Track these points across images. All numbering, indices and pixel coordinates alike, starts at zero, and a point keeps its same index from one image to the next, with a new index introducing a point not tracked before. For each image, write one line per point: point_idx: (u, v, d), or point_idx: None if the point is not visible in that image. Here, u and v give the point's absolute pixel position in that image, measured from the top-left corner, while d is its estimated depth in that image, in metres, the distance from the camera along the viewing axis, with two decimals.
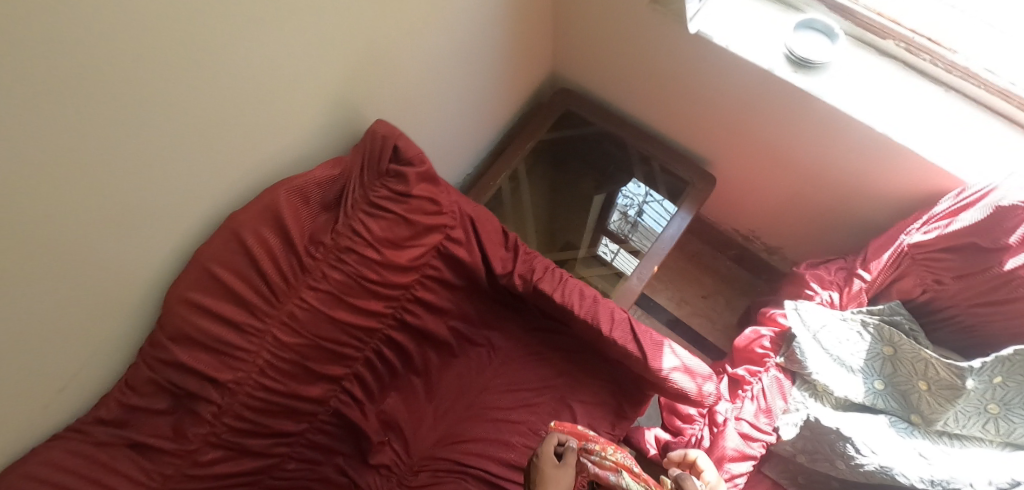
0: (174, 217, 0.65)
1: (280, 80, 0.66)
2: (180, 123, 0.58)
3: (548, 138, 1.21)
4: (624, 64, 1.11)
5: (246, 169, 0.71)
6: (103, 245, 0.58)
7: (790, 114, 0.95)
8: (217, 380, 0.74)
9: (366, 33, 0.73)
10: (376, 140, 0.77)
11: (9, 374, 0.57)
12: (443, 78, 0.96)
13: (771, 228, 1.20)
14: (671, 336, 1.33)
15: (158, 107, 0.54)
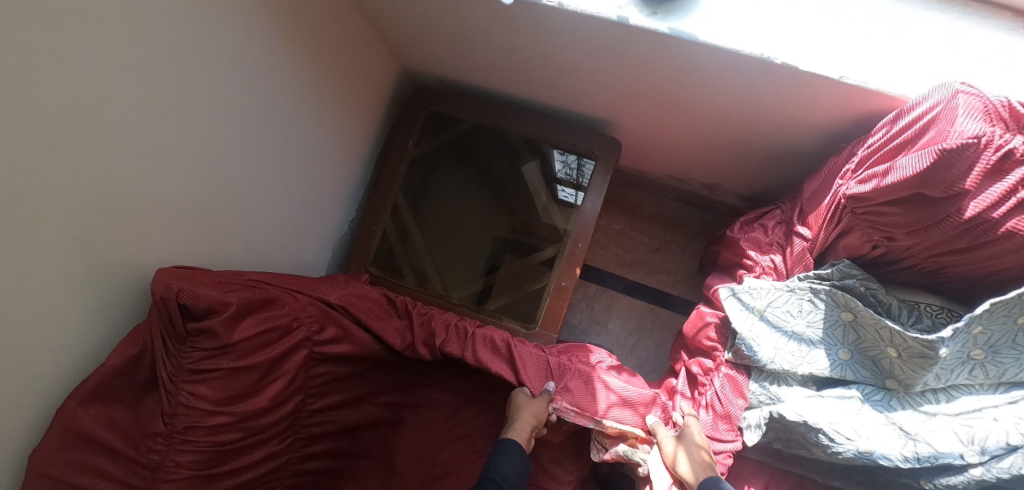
0: None
1: None
2: None
3: (419, 151, 1.01)
4: (462, 42, 0.88)
5: (12, 408, 0.58)
6: None
7: (664, 59, 0.73)
8: None
9: (72, 196, 0.56)
10: (161, 305, 0.63)
11: None
12: (240, 159, 0.77)
13: (703, 168, 1.00)
14: (632, 305, 1.18)
15: None
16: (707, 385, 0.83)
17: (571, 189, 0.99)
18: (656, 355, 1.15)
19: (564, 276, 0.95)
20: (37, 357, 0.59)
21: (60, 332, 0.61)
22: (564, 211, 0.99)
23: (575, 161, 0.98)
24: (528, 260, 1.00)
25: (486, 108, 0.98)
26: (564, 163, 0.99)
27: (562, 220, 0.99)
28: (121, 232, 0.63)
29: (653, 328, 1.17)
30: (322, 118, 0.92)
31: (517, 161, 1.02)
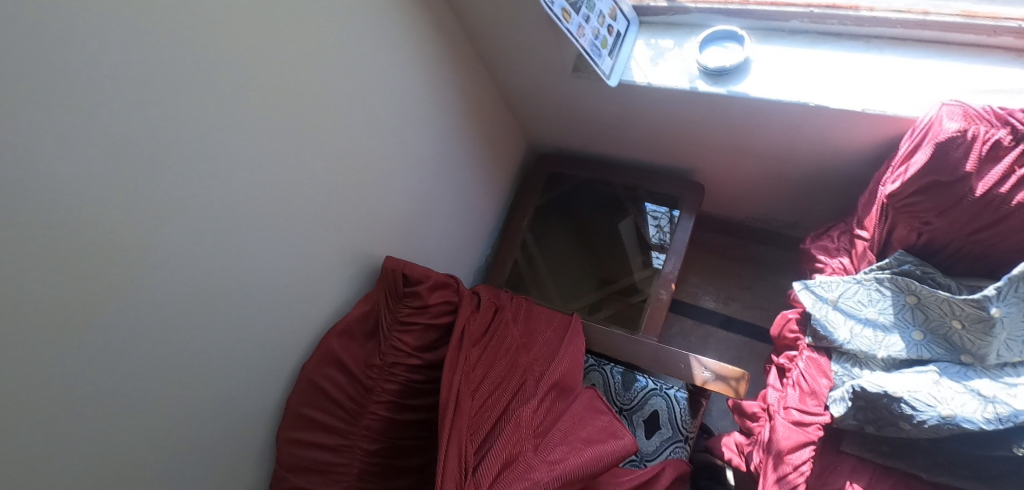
0: (261, 387, 0.88)
1: (301, 264, 0.89)
2: (243, 324, 0.81)
3: (543, 202, 1.36)
4: (578, 122, 1.25)
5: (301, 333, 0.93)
6: (216, 422, 0.81)
7: (726, 114, 1.01)
8: None
9: (351, 201, 0.96)
10: (392, 273, 0.99)
11: None
12: (428, 198, 1.16)
13: (777, 205, 1.22)
14: (727, 338, 1.32)
15: (225, 319, 0.78)
16: (795, 369, 0.99)
17: (660, 252, 1.21)
18: (756, 381, 1.26)
19: (662, 291, 1.14)
20: (319, 300, 0.95)
21: (328, 291, 0.96)
22: (649, 275, 1.22)
23: (668, 219, 1.24)
24: (619, 303, 1.25)
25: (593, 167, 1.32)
26: (657, 229, 1.26)
27: (648, 283, 1.21)
28: (364, 230, 1.01)
29: (752, 358, 1.29)
30: (477, 178, 1.30)
31: (614, 223, 1.35)
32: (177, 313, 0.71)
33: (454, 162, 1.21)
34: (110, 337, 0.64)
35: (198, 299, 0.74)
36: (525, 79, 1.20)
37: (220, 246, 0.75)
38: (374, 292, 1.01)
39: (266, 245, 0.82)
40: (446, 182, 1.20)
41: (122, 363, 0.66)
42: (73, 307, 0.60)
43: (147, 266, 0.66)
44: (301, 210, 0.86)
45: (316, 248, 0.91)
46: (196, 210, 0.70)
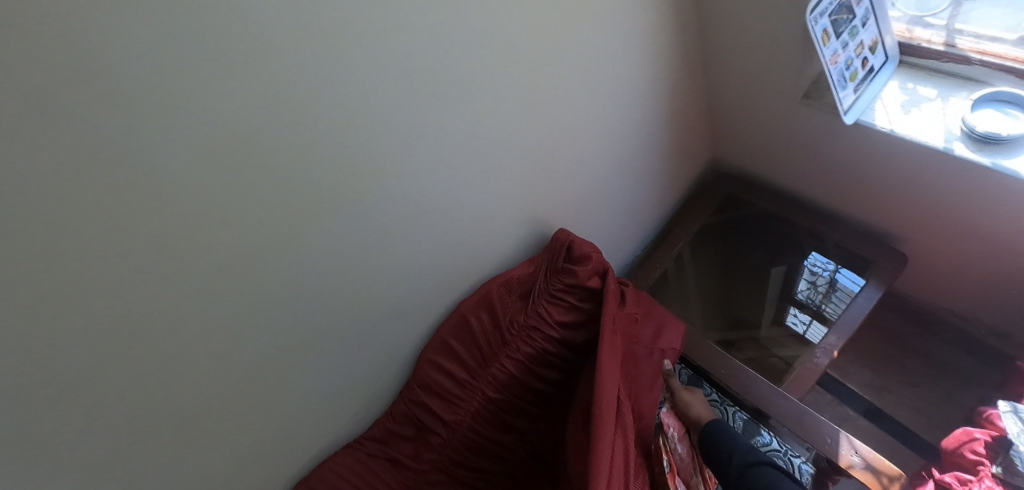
0: (420, 310, 0.97)
1: (486, 212, 0.96)
2: (428, 249, 0.90)
3: (712, 222, 1.30)
4: (784, 152, 1.16)
5: (465, 274, 1.01)
6: (379, 327, 0.91)
7: (972, 186, 0.89)
8: (443, 419, 1.01)
9: (544, 167, 1.01)
10: (560, 243, 1.02)
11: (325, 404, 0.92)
12: (604, 185, 1.17)
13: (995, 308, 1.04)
14: (871, 429, 1.17)
15: (417, 241, 0.87)
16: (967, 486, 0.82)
17: (818, 323, 1.11)
18: None
19: (812, 354, 1.04)
20: (489, 250, 1.02)
21: (495, 242, 1.02)
22: (801, 343, 1.11)
23: (827, 281, 1.15)
24: (749, 346, 1.21)
25: (781, 201, 1.23)
26: (809, 285, 1.19)
27: (785, 345, 1.15)
28: (542, 196, 1.05)
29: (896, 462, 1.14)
30: (655, 178, 1.28)
31: (770, 264, 1.27)
32: (387, 220, 0.81)
33: (641, 156, 1.20)
34: (342, 224, 0.75)
35: (407, 213, 0.83)
36: (741, 93, 1.14)
37: (437, 173, 0.83)
38: (538, 255, 1.05)
39: (466, 184, 0.89)
40: (627, 174, 1.20)
41: (341, 246, 0.77)
42: (333, 191, 0.71)
43: (385, 174, 0.75)
44: (503, 162, 0.93)
45: (501, 200, 0.97)
46: (431, 136, 0.78)
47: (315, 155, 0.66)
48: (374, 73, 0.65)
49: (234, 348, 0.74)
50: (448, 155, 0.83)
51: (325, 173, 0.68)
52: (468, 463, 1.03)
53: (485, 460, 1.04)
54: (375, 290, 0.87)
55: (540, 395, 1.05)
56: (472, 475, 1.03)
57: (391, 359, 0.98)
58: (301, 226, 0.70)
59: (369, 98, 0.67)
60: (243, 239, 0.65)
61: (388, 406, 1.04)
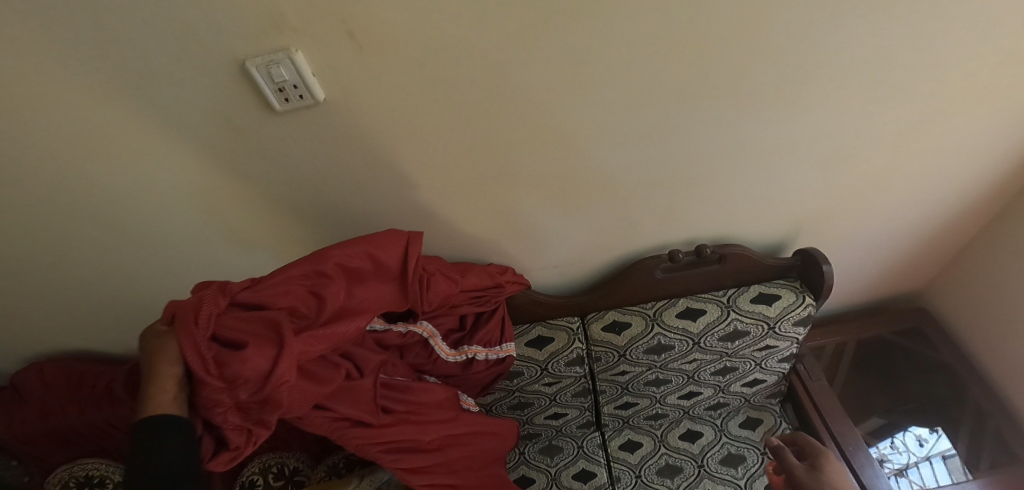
0: (675, 212, 1.10)
1: (779, 182, 1.08)
2: (725, 170, 1.03)
3: (887, 338, 1.38)
4: (1002, 323, 1.23)
5: (720, 217, 1.12)
6: (647, 198, 1.06)
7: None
8: (594, 315, 1.16)
9: (836, 186, 1.11)
10: (808, 260, 1.11)
11: (564, 216, 1.07)
12: (846, 244, 1.24)
13: None
14: None
15: (733, 154, 1.00)
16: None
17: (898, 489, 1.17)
18: None
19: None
20: (747, 217, 1.13)
21: (756, 214, 1.13)
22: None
23: (902, 464, 1.23)
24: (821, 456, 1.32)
25: (966, 364, 1.31)
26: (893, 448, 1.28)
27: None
28: (817, 215, 1.16)
29: None
30: (880, 278, 1.36)
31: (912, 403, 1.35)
32: (748, 138, 0.98)
33: (887, 246, 1.27)
34: (732, 116, 0.94)
35: (758, 144, 1.00)
36: (1006, 253, 1.21)
37: (799, 135, 0.99)
38: (772, 258, 1.14)
39: (801, 157, 1.03)
40: (866, 251, 1.27)
41: (713, 129, 0.96)
42: (758, 90, 0.91)
43: (784, 103, 0.93)
44: (832, 164, 1.06)
45: (797, 192, 1.11)
46: (829, 102, 0.94)
47: (779, 56, 0.86)
48: (853, 23, 0.83)
49: (601, 133, 0.94)
50: (819, 126, 0.98)
51: (766, 71, 0.88)
52: (587, 361, 1.18)
53: (599, 369, 1.19)
54: (684, 177, 1.04)
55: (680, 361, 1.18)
56: (580, 373, 1.18)
57: (625, 229, 1.11)
58: (722, 95, 0.90)
59: (837, 45, 0.85)
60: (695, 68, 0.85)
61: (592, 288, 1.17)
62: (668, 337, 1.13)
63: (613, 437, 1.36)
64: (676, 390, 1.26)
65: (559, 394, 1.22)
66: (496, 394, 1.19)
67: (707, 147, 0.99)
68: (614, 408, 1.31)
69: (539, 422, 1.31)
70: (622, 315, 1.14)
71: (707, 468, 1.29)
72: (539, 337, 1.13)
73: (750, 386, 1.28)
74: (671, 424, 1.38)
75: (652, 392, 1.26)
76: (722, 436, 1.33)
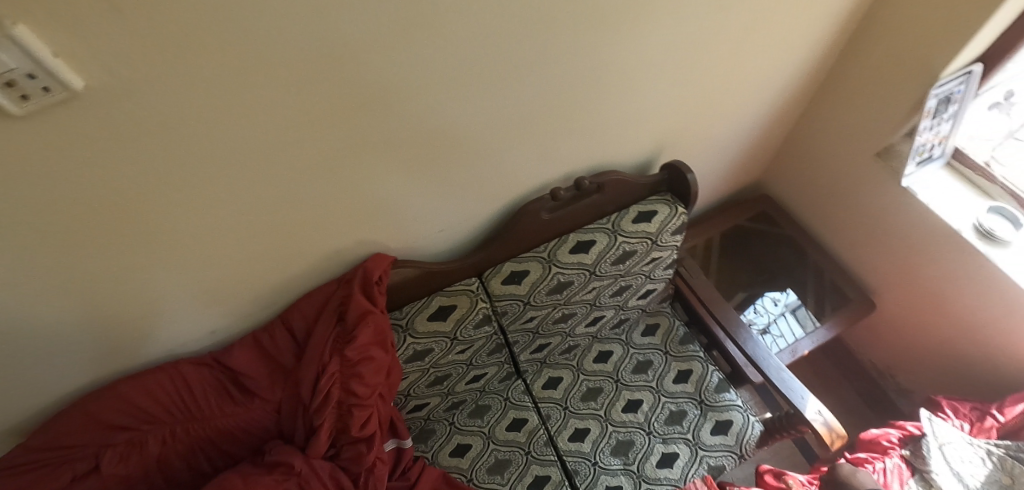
0: (551, 153, 1.07)
1: (641, 105, 1.09)
2: (592, 102, 1.01)
3: (744, 226, 1.55)
4: (829, 194, 1.44)
5: (594, 149, 1.12)
6: (523, 144, 1.01)
7: (933, 259, 1.26)
8: (491, 272, 1.12)
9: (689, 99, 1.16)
10: (675, 171, 1.17)
11: (443, 184, 0.98)
12: (702, 152, 1.33)
13: (907, 368, 1.44)
14: None
15: (600, 86, 0.98)
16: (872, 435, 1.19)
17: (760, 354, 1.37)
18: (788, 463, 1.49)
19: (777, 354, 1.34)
20: (616, 143, 1.14)
21: (625, 139, 1.15)
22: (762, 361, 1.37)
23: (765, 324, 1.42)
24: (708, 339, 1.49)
25: (802, 234, 1.53)
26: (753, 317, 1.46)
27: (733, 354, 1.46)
28: (675, 130, 1.22)
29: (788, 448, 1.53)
30: (729, 175, 1.50)
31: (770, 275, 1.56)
32: (616, 70, 0.96)
33: (734, 146, 1.39)
34: (602, 52, 0.91)
35: (624, 74, 0.99)
36: (824, 133, 1.39)
37: (660, 59, 1.00)
38: (644, 177, 1.18)
39: (660, 79, 1.05)
40: (719, 155, 1.38)
41: (584, 69, 0.92)
42: (625, 20, 0.87)
43: (643, 31, 0.92)
44: (687, 79, 1.09)
45: (657, 112, 1.14)
46: (682, 20, 0.94)
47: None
48: None
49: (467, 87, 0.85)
50: (674, 47, 1.00)
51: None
52: (493, 318, 1.15)
53: (506, 323, 1.17)
54: (560, 119, 1.00)
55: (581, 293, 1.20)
56: (489, 331, 1.15)
57: (506, 181, 1.06)
58: (593, 33, 0.86)
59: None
60: (559, 4, 0.79)
61: (481, 245, 1.11)
62: (565, 274, 1.13)
63: (535, 381, 1.38)
64: (580, 319, 1.29)
65: (473, 357, 1.19)
66: (410, 376, 1.13)
67: (574, 83, 0.95)
68: (529, 353, 1.32)
69: (461, 389, 1.29)
70: (519, 265, 1.11)
71: (623, 381, 1.38)
72: (441, 308, 1.07)
73: (644, 298, 1.37)
74: (584, 351, 1.43)
75: (560, 330, 1.29)
76: (629, 349, 1.42)
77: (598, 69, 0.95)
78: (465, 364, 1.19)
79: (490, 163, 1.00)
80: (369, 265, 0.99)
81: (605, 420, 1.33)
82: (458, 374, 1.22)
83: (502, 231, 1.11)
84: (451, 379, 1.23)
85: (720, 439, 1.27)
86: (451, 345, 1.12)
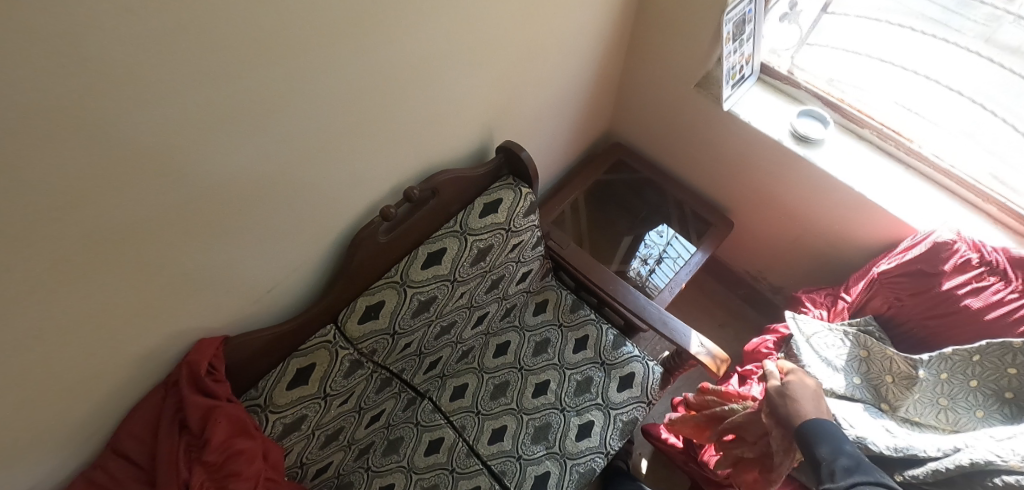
0: (372, 174, 0.97)
1: (453, 97, 1.02)
2: (397, 111, 0.92)
3: (603, 179, 1.55)
4: (669, 129, 1.48)
5: (418, 154, 1.04)
6: (334, 178, 0.90)
7: (770, 171, 1.33)
8: (346, 313, 1.03)
9: (502, 76, 1.10)
10: (508, 152, 1.13)
11: (255, 249, 0.86)
12: (537, 122, 1.30)
13: (773, 270, 1.55)
14: None
15: (398, 93, 0.89)
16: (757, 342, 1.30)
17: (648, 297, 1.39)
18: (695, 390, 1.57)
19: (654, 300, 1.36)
20: (441, 142, 1.07)
21: (448, 135, 1.08)
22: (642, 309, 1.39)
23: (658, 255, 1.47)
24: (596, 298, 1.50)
25: (658, 172, 1.56)
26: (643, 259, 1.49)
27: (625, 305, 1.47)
28: (501, 110, 1.17)
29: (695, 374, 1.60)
30: (575, 135, 1.49)
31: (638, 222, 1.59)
32: (407, 71, 0.89)
33: (570, 107, 1.37)
34: (380, 56, 0.82)
35: (418, 73, 0.91)
36: (649, 73, 1.41)
37: (451, 47, 0.93)
38: (481, 166, 1.13)
39: (461, 67, 0.98)
40: (557, 120, 1.36)
41: (367, 78, 0.83)
42: (392, 21, 0.79)
43: (420, 24, 0.84)
44: (489, 58, 1.04)
45: (473, 99, 1.07)
46: (460, 3, 0.87)
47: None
48: None
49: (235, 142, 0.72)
50: (462, 31, 0.93)
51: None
52: (364, 357, 1.07)
53: (381, 356, 1.10)
54: (366, 137, 0.91)
55: (453, 302, 1.15)
56: (364, 372, 1.08)
57: (330, 218, 0.96)
58: (359, 40, 0.77)
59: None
60: (309, 27, 0.68)
61: (326, 288, 1.02)
62: (426, 291, 1.07)
63: (441, 396, 1.33)
64: (463, 323, 1.25)
65: (358, 400, 1.11)
66: (291, 447, 1.03)
67: (366, 98, 0.85)
68: (423, 373, 1.26)
69: (361, 434, 1.20)
70: (373, 297, 1.03)
71: (527, 367, 1.36)
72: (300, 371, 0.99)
73: (523, 281, 1.34)
74: (482, 349, 1.40)
75: (445, 340, 1.23)
76: (524, 333, 1.40)
77: (386, 79, 0.86)
78: (350, 412, 1.11)
79: (303, 209, 0.89)
80: (191, 358, 0.86)
81: (519, 411, 1.31)
82: (349, 420, 1.14)
83: (346, 270, 1.01)
84: (343, 429, 1.14)
85: (627, 394, 1.30)
86: (326, 400, 1.04)
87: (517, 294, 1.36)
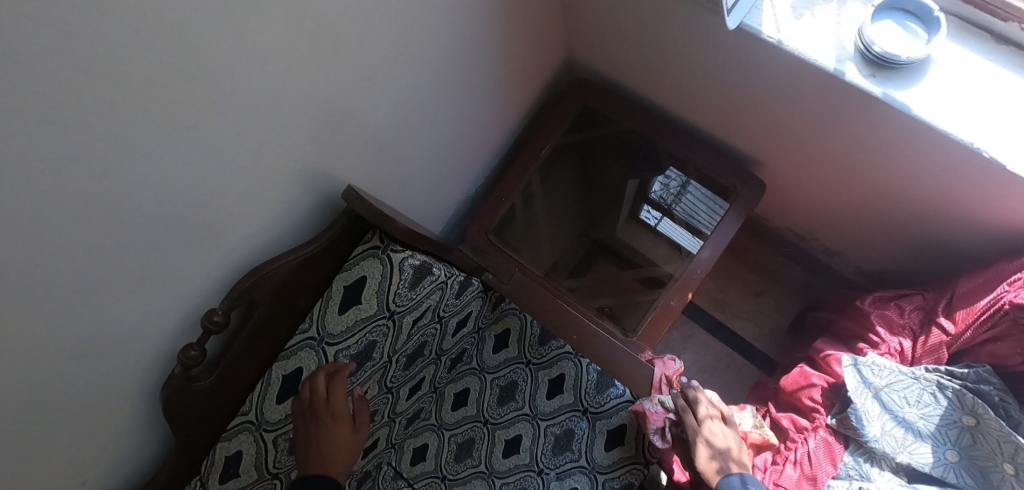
0: (149, 334, 0.63)
1: (235, 180, 0.61)
2: (129, 264, 0.54)
3: (563, 142, 1.11)
4: (648, 57, 0.95)
5: (216, 265, 0.67)
6: (78, 380, 0.57)
7: (833, 121, 0.80)
8: (199, 474, 0.78)
9: (313, 98, 0.66)
10: (353, 205, 0.73)
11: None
12: (419, 106, 0.86)
13: (826, 232, 1.08)
14: (710, 343, 1.26)
15: (104, 249, 0.50)
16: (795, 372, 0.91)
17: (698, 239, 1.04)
18: (725, 393, 1.22)
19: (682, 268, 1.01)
20: (247, 233, 0.68)
21: (259, 215, 0.69)
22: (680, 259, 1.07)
23: (678, 187, 1.10)
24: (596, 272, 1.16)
25: (645, 117, 1.07)
26: (662, 188, 1.12)
27: (654, 247, 1.13)
28: (350, 138, 0.75)
29: (726, 370, 1.24)
30: (503, 88, 1.04)
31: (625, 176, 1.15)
32: (146, 215, 0.52)
33: (476, 64, 0.92)
34: (74, 242, 0.47)
35: (167, 201, 0.54)
36: None
37: (210, 133, 0.54)
38: (324, 236, 0.75)
39: (217, 143, 0.56)
40: (461, 87, 0.93)
41: (76, 274, 0.49)
42: (55, 200, 0.42)
43: (68, 159, 0.41)
44: (291, 97, 0.62)
45: (275, 155, 0.65)
46: (128, 79, 0.42)
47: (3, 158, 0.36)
48: None
49: None
50: (180, 102, 0.49)
51: (24, 178, 0.39)
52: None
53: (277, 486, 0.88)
54: (129, 312, 0.58)
55: (349, 406, 0.86)
56: None
57: (113, 401, 0.65)
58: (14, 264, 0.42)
59: (71, 30, 0.36)
60: None
61: (168, 452, 0.76)
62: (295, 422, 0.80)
63: (400, 459, 1.09)
64: (388, 404, 0.96)
65: None
66: None
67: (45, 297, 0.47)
68: (359, 460, 1.00)
69: None
70: (230, 446, 0.79)
71: (493, 420, 1.06)
72: None
73: (462, 327, 1.00)
74: (438, 399, 1.11)
75: (369, 429, 0.96)
76: (486, 378, 1.08)
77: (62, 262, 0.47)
78: None
79: (49, 433, 0.58)
80: None
81: (490, 476, 1.05)
82: None
83: (176, 436, 0.73)
84: None
85: (617, 453, 0.98)
86: None
87: (461, 340, 1.03)
